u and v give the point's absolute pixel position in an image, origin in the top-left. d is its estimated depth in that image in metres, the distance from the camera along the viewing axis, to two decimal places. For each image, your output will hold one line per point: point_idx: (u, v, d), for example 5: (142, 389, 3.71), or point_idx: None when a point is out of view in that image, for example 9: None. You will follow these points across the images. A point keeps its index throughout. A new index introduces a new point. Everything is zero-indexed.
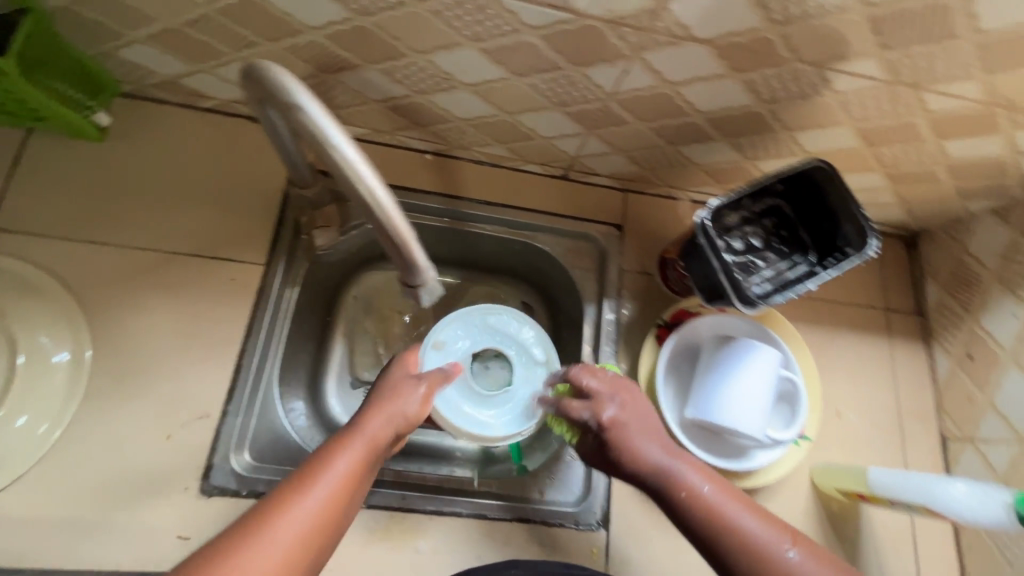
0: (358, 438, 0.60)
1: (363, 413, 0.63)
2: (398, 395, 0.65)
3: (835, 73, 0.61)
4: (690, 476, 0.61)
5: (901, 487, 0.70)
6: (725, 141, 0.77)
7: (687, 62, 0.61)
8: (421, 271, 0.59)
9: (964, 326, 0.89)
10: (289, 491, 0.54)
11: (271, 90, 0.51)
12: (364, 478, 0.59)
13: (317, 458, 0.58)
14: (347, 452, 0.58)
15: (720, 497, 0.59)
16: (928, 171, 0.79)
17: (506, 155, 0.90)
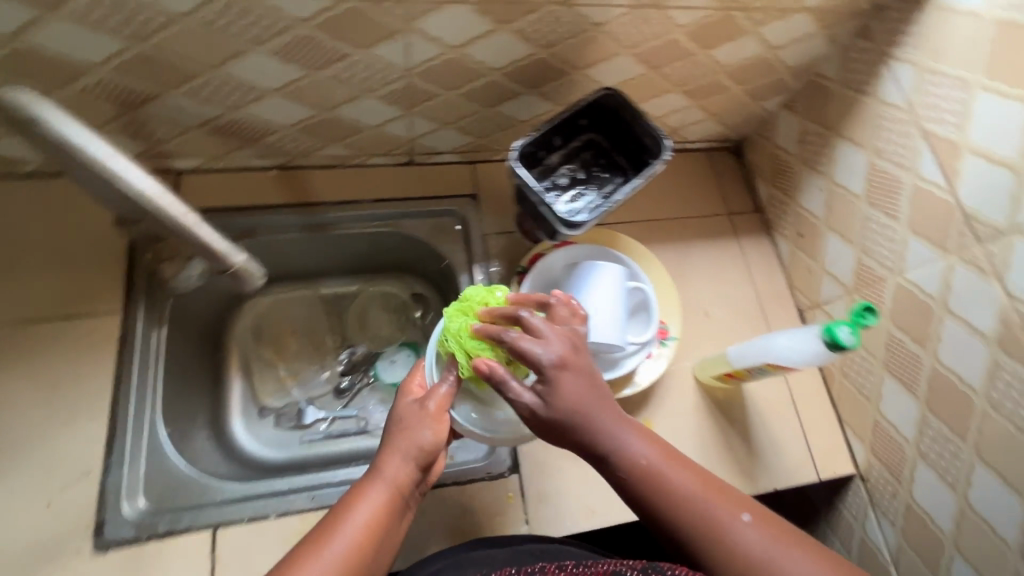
0: (378, 485, 0.62)
1: (381, 455, 0.64)
2: (409, 427, 0.65)
3: (587, 8, 0.69)
4: (634, 444, 0.60)
5: (750, 354, 0.78)
6: (532, 93, 0.84)
7: (457, 23, 0.67)
8: (227, 256, 0.68)
9: (790, 209, 1.00)
10: (310, 549, 0.58)
11: (38, 123, 0.52)
12: (388, 522, 0.61)
13: (336, 513, 0.61)
14: (367, 502, 0.62)
15: (660, 461, 0.60)
16: (715, 81, 0.89)
17: (348, 154, 0.93)
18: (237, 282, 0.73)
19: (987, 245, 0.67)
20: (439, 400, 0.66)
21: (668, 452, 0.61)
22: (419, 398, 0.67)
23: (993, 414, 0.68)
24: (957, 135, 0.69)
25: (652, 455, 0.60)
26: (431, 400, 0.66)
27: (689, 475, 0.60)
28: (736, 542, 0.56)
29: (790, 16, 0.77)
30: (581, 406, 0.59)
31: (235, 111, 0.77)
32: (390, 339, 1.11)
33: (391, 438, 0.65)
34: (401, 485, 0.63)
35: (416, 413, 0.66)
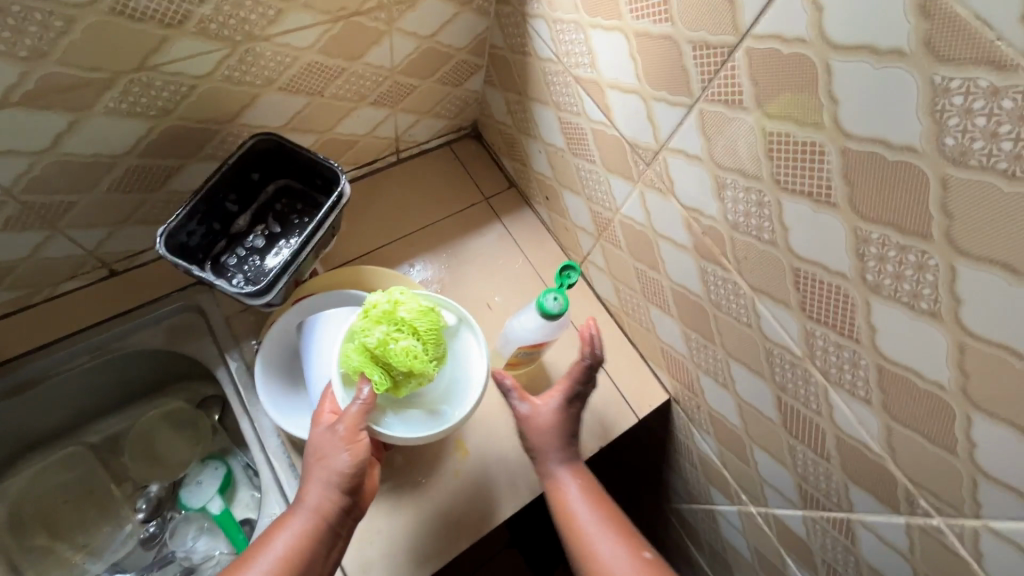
0: (300, 513, 0.66)
1: (303, 485, 0.68)
2: (325, 454, 0.68)
3: (173, 64, 0.62)
4: (563, 477, 0.74)
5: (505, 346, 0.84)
6: (195, 161, 0.75)
7: (17, 127, 0.58)
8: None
9: (532, 177, 1.01)
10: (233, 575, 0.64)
11: None
12: (309, 551, 0.65)
13: (266, 536, 0.67)
14: (288, 529, 0.66)
15: (584, 500, 0.72)
16: (395, 83, 0.86)
17: (23, 294, 0.79)
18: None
19: (653, 166, 0.69)
20: (351, 421, 0.69)
21: (598, 513, 0.71)
22: (334, 422, 0.70)
23: (719, 314, 0.71)
24: (594, 73, 0.70)
25: (577, 503, 0.72)
26: (342, 423, 0.69)
27: (615, 533, 0.70)
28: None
29: (416, 4, 0.75)
30: (546, 445, 0.76)
31: None
32: (190, 459, 0.98)
33: (313, 465, 0.69)
34: (325, 514, 0.66)
35: (331, 438, 0.69)
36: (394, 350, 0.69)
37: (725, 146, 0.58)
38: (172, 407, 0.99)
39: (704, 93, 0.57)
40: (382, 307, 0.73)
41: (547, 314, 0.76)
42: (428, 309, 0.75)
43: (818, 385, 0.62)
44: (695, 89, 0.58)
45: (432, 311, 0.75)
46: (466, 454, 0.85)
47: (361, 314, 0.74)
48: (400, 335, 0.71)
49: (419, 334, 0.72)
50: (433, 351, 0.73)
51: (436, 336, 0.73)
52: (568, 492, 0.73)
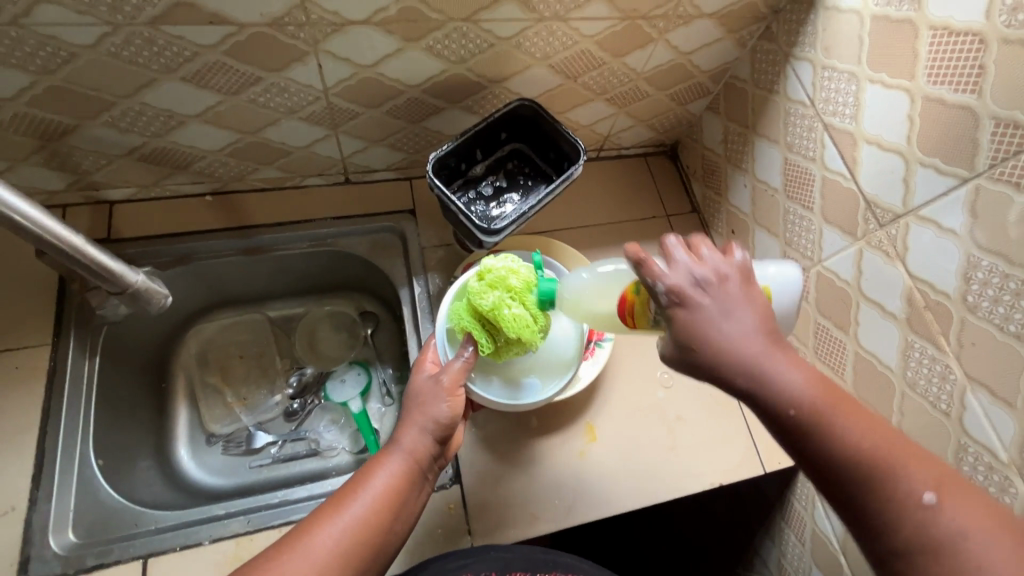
0: (398, 455, 0.69)
1: (398, 430, 0.71)
2: (425, 402, 0.71)
3: (490, 23, 0.71)
4: (786, 377, 0.52)
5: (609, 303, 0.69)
6: (455, 107, 0.86)
7: (364, 43, 0.69)
8: (127, 275, 0.69)
9: (722, 208, 1.03)
10: (330, 510, 0.65)
11: None
12: (405, 491, 0.67)
13: (358, 478, 0.68)
14: (384, 470, 0.68)
15: (817, 401, 0.51)
16: (635, 87, 0.92)
17: (281, 176, 0.94)
18: (150, 298, 0.73)
19: (888, 228, 0.69)
20: (454, 376, 0.72)
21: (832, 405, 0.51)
22: (434, 374, 0.74)
23: (909, 392, 0.69)
24: (854, 126, 0.72)
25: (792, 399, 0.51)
26: (445, 375, 0.72)
27: (864, 424, 0.51)
28: (908, 504, 0.48)
29: (693, 22, 0.81)
30: (730, 344, 0.52)
31: (158, 138, 0.79)
32: (340, 358, 1.09)
33: (409, 412, 0.72)
34: (420, 456, 0.69)
35: (430, 387, 0.72)
36: (505, 318, 0.70)
37: (998, 227, 0.57)
38: (341, 310, 1.12)
39: (991, 171, 0.57)
40: (498, 272, 0.72)
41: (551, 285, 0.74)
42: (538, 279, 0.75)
43: (1018, 496, 0.59)
44: (980, 164, 0.58)
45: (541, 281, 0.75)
46: (594, 440, 0.88)
47: (477, 275, 0.75)
48: (512, 303, 0.71)
49: (529, 305, 0.72)
50: (542, 323, 0.74)
51: (546, 308, 0.73)
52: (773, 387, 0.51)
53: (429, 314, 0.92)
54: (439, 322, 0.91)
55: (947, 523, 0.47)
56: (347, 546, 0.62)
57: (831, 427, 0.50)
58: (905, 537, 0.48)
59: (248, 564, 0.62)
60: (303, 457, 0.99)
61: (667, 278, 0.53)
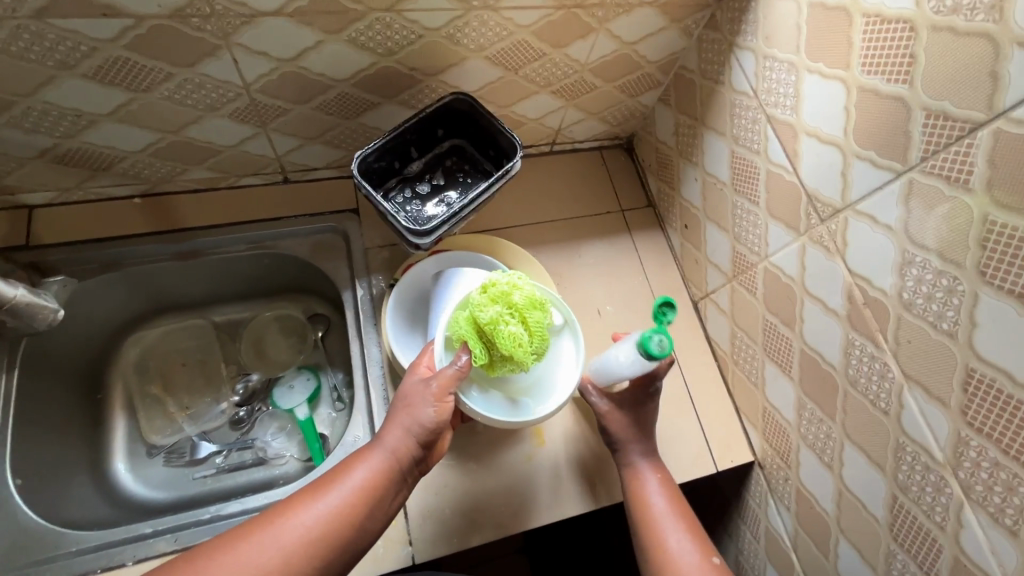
0: (380, 452, 0.66)
1: (385, 426, 0.68)
2: (414, 404, 0.68)
3: (415, 13, 0.68)
4: (644, 472, 0.77)
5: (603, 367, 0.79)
6: (391, 102, 0.82)
7: (280, 36, 0.66)
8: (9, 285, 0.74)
9: (676, 202, 1.01)
10: (307, 496, 0.64)
11: None
12: (381, 492, 0.65)
13: (341, 467, 0.67)
14: (365, 465, 0.66)
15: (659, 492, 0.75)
16: (581, 79, 0.89)
17: (214, 176, 0.90)
18: (42, 311, 0.77)
19: (828, 223, 0.67)
20: (445, 381, 0.68)
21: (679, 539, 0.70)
22: (426, 375, 0.70)
23: (851, 391, 0.67)
24: (793, 117, 0.70)
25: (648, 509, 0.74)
26: (434, 380, 0.68)
27: (683, 520, 0.73)
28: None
29: (633, 11, 0.78)
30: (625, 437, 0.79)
31: (70, 139, 0.74)
32: (289, 363, 1.06)
33: (397, 410, 0.69)
34: (402, 458, 0.66)
35: (420, 388, 0.69)
36: (502, 334, 0.67)
37: (930, 222, 0.55)
38: (290, 314, 1.08)
39: (922, 164, 0.55)
40: (501, 286, 0.69)
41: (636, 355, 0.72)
42: (542, 301, 0.71)
43: (953, 496, 0.57)
44: (912, 157, 0.56)
45: (544, 304, 0.71)
46: (543, 443, 0.86)
47: (479, 288, 0.71)
48: (511, 320, 0.68)
49: (527, 325, 0.69)
50: (538, 346, 0.70)
51: (544, 331, 0.70)
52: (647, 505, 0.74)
53: (373, 317, 0.89)
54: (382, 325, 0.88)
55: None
56: (316, 537, 0.61)
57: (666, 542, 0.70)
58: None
59: (222, 537, 0.62)
60: (248, 467, 0.96)
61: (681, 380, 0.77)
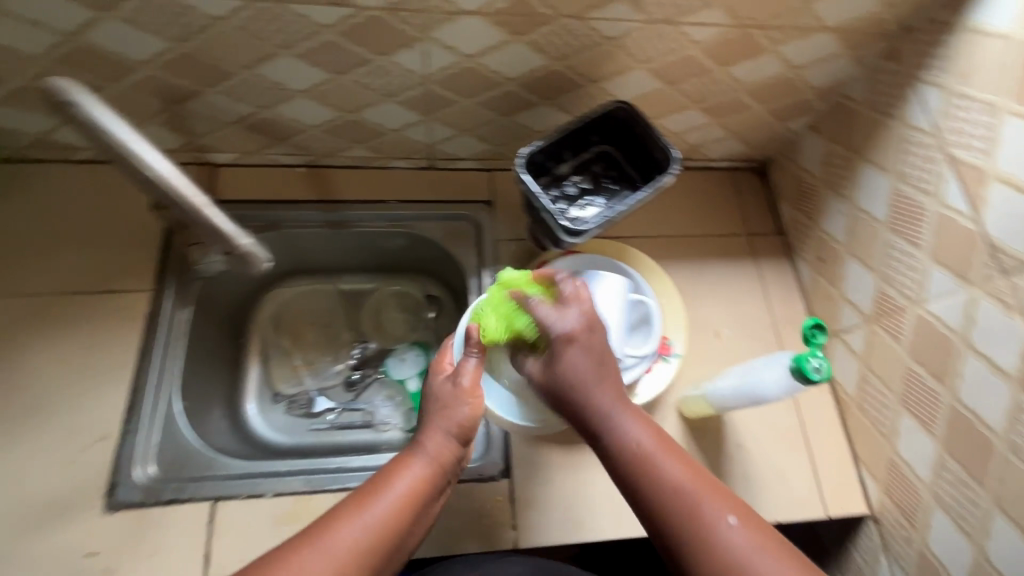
0: (421, 457, 0.65)
1: (422, 431, 0.68)
2: (447, 404, 0.69)
3: (600, 21, 0.70)
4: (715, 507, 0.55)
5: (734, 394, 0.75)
6: (547, 103, 0.85)
7: (471, 34, 0.70)
8: (233, 237, 0.64)
9: (812, 234, 0.97)
10: (353, 506, 0.60)
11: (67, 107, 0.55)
12: (426, 496, 0.64)
13: (381, 477, 0.64)
14: (410, 472, 0.64)
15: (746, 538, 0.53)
16: (736, 98, 0.88)
17: (370, 156, 0.97)
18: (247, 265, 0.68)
19: (1012, 277, 0.63)
20: (470, 373, 0.72)
21: (640, 417, 0.62)
22: (451, 375, 0.73)
23: (1014, 459, 0.63)
24: (984, 161, 0.66)
25: (585, 376, 0.64)
26: (462, 376, 0.71)
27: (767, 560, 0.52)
28: (710, 532, 0.54)
29: (811, 35, 0.76)
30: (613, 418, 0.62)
31: (265, 110, 0.83)
32: (402, 338, 1.12)
33: (432, 414, 0.70)
34: (444, 461, 0.66)
35: (451, 390, 0.71)
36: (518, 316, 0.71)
37: None
38: (408, 293, 1.15)
39: None
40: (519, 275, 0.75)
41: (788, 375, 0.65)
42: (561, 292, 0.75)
43: None
44: None
45: None
46: None
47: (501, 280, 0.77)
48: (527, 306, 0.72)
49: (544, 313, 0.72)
50: None
51: None
52: (601, 365, 0.64)
53: None
54: None
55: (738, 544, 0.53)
56: (369, 549, 0.57)
57: (666, 493, 0.56)
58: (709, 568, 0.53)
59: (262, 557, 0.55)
60: (357, 427, 1.03)
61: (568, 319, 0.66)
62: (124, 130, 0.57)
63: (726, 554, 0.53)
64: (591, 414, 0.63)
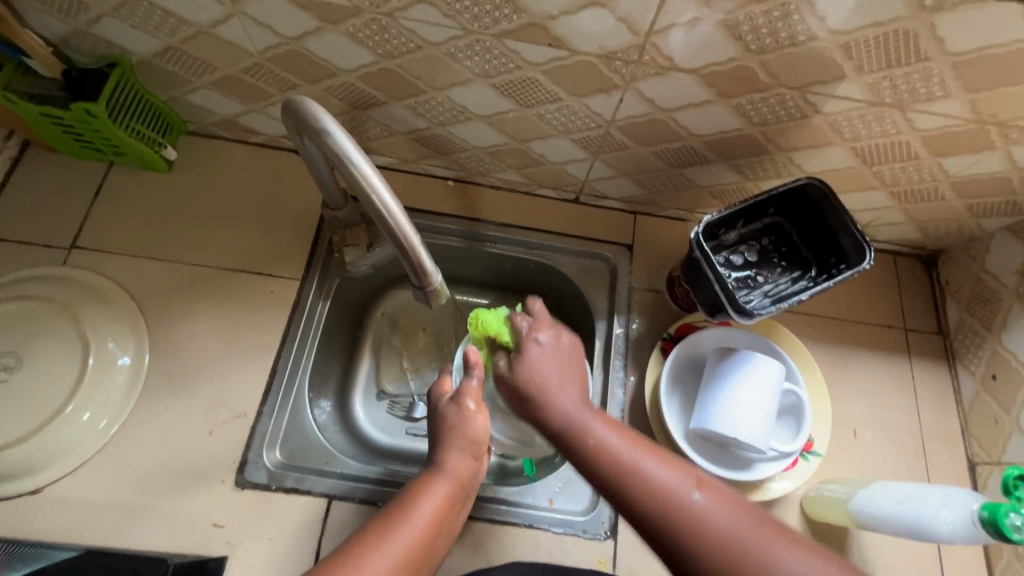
0: (440, 480, 0.62)
1: (438, 450, 0.65)
2: (458, 424, 0.66)
3: (819, 96, 0.66)
4: (680, 486, 0.55)
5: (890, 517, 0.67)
6: (723, 162, 0.81)
7: (676, 89, 0.68)
8: (428, 273, 0.64)
9: (985, 345, 0.88)
10: (378, 534, 0.56)
11: (306, 120, 0.58)
12: (450, 518, 0.61)
13: (400, 501, 0.60)
14: (431, 493, 0.61)
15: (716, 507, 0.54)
16: (933, 188, 0.80)
17: (520, 180, 0.96)
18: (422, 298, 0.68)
19: None
20: (474, 395, 0.68)
21: (604, 416, 0.62)
22: (456, 395, 0.68)
23: None
24: None
25: (550, 375, 0.66)
26: (468, 397, 0.68)
27: (747, 522, 0.53)
28: (689, 515, 0.53)
29: None
30: (558, 409, 0.64)
31: (440, 127, 0.84)
32: None
33: (442, 435, 0.66)
34: (464, 479, 0.64)
35: (458, 411, 0.67)
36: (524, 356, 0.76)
37: None
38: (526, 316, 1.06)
39: None
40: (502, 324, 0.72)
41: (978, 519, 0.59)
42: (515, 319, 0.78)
43: None
44: None
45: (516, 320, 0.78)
46: None
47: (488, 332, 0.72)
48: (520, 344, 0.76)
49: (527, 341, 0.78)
50: None
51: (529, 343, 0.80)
52: (569, 367, 0.67)
53: (623, 356, 0.88)
54: (631, 368, 0.88)
55: (725, 526, 0.53)
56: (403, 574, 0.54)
57: (637, 483, 0.56)
58: (708, 555, 0.52)
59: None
60: None
61: (537, 332, 0.70)
62: (367, 164, 0.56)
63: (721, 541, 0.52)
64: (551, 411, 0.64)
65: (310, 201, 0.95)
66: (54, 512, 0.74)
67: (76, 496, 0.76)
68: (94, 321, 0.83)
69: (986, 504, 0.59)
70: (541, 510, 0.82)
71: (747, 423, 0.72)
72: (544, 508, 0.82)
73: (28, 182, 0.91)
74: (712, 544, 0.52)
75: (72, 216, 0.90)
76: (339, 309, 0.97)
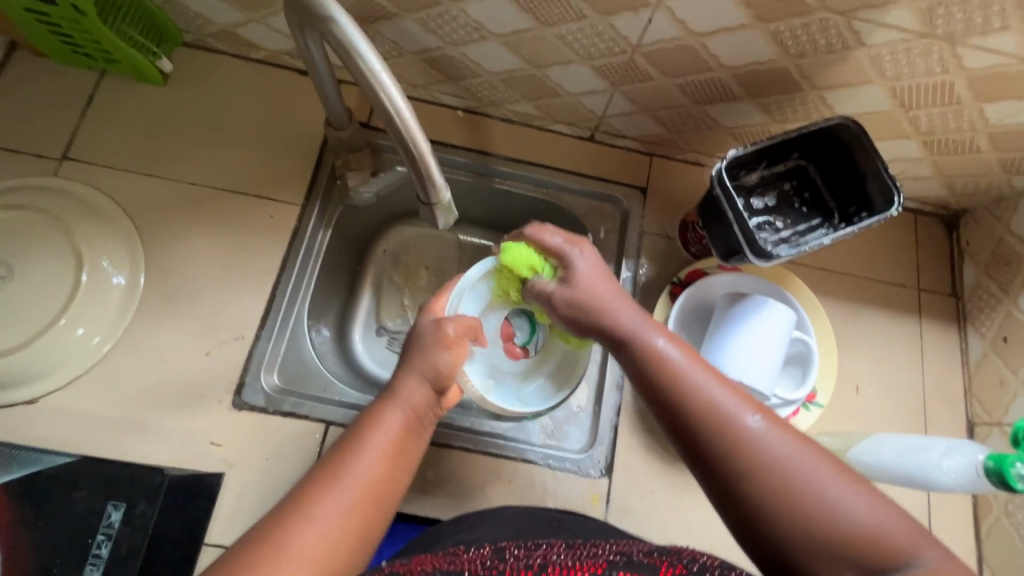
0: (392, 407, 0.60)
1: (394, 381, 0.62)
2: (423, 354, 0.64)
3: (865, 24, 0.61)
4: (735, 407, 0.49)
5: (888, 469, 0.67)
6: (751, 101, 0.77)
7: (711, 10, 0.63)
8: (438, 190, 0.62)
9: (1000, 308, 0.86)
10: (323, 479, 0.52)
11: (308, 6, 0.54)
12: (406, 447, 0.58)
13: (348, 440, 0.56)
14: (385, 426, 0.58)
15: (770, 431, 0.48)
16: (969, 139, 0.75)
17: (534, 114, 0.90)
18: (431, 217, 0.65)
19: None
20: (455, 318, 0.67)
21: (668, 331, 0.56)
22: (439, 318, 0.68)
23: None
24: None
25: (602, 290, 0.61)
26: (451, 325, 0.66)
27: (804, 453, 0.47)
28: (746, 439, 0.48)
29: None
30: (614, 312, 0.59)
31: (453, 47, 0.79)
32: None
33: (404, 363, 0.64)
34: (418, 406, 0.61)
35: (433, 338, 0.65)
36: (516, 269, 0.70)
37: None
38: None
39: None
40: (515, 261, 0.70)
41: (988, 471, 0.60)
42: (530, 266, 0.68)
43: None
44: None
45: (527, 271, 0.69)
46: None
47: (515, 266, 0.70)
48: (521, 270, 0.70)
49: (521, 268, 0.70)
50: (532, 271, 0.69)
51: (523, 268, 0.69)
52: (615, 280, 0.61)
53: None
54: None
55: (780, 449, 0.47)
56: (358, 512, 0.51)
57: (691, 401, 0.51)
58: (757, 482, 0.46)
59: (234, 551, 0.46)
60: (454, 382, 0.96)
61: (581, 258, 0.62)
62: (375, 60, 0.52)
63: (777, 464, 0.46)
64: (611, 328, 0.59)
65: (311, 124, 0.91)
66: (49, 423, 0.74)
67: (71, 408, 0.75)
68: (87, 235, 0.80)
69: (991, 454, 0.60)
70: (538, 446, 0.82)
71: (756, 367, 0.71)
72: (540, 444, 0.82)
73: (16, 87, 0.86)
74: (764, 484, 0.46)
75: (62, 126, 0.86)
76: (341, 239, 0.94)
